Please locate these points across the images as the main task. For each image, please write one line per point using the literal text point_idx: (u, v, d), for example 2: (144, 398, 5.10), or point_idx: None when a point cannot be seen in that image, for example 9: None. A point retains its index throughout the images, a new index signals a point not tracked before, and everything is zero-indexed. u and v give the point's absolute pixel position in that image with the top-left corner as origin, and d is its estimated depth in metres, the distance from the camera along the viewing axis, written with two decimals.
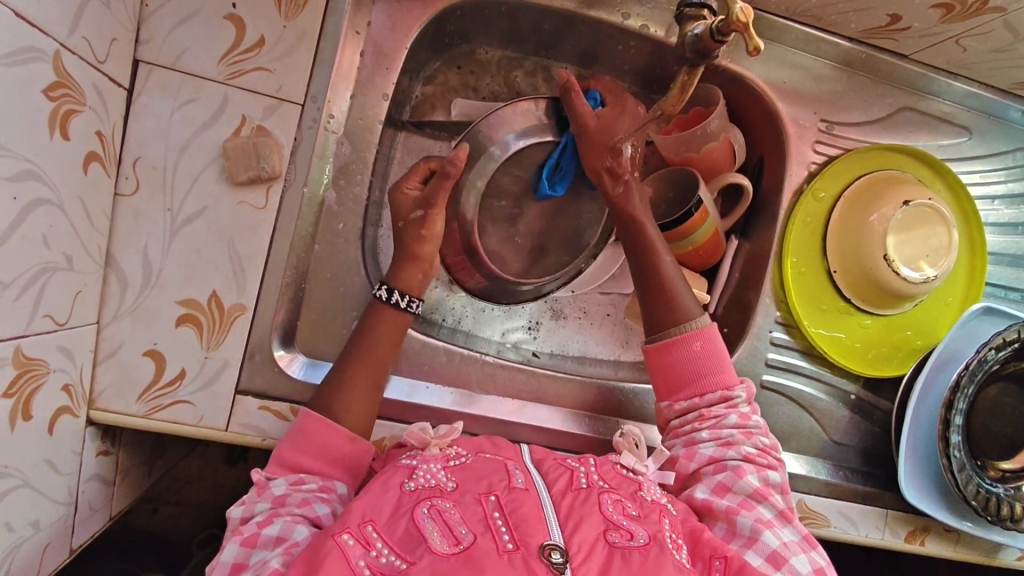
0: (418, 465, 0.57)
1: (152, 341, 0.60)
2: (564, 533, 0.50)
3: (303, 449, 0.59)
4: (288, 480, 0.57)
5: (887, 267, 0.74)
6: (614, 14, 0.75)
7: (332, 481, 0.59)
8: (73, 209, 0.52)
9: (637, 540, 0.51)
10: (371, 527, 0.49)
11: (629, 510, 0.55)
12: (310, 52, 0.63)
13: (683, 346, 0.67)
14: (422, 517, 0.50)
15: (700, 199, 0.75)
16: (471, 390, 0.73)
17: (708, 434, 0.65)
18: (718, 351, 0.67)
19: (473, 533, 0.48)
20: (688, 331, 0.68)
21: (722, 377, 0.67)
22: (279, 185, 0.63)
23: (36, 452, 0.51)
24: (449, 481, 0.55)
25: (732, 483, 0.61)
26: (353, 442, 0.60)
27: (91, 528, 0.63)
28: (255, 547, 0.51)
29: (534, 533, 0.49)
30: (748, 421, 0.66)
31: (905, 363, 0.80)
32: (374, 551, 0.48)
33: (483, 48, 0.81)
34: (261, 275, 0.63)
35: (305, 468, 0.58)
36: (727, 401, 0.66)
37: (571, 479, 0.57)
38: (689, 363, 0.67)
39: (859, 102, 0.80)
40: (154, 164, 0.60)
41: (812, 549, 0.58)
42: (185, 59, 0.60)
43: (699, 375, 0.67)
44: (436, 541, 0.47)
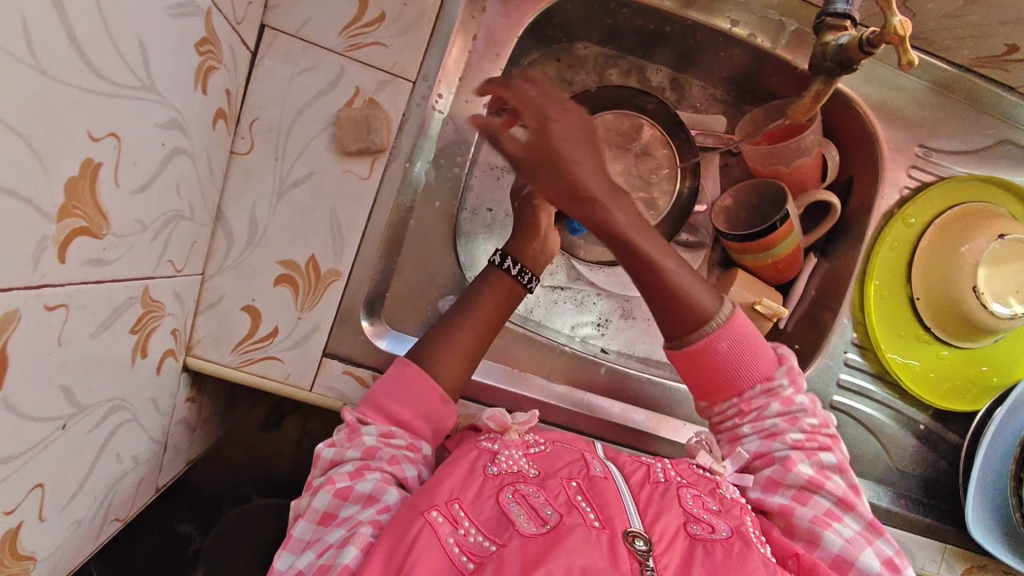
0: (501, 449, 0.58)
1: (250, 297, 0.62)
2: (643, 521, 0.51)
3: (400, 398, 0.61)
4: (378, 429, 0.59)
5: (975, 299, 0.73)
6: (724, 20, 0.74)
7: (419, 440, 0.61)
8: (201, 160, 0.54)
9: (718, 533, 0.51)
10: (458, 506, 0.51)
11: (708, 505, 0.55)
12: (427, 32, 0.64)
13: (707, 349, 0.61)
14: (507, 501, 0.51)
15: (787, 213, 0.75)
16: (536, 377, 0.74)
17: (759, 386, 0.62)
18: (747, 342, 0.61)
19: (559, 513, 0.50)
20: (713, 332, 0.60)
21: (761, 365, 0.62)
22: (384, 159, 0.64)
23: (145, 390, 0.54)
24: (531, 468, 0.56)
25: (782, 478, 0.61)
26: (445, 405, 0.62)
27: (173, 470, 0.65)
28: (346, 501, 0.55)
29: (617, 517, 0.50)
30: (792, 407, 0.63)
31: (979, 399, 0.79)
32: (462, 529, 0.49)
33: (582, 43, 0.82)
34: (358, 244, 0.64)
35: (398, 416, 0.60)
36: (768, 390, 0.63)
37: (649, 474, 0.58)
38: (721, 367, 0.61)
39: (959, 131, 0.79)
40: (271, 127, 0.62)
41: (878, 537, 0.59)
42: (309, 28, 0.62)
43: (734, 376, 0.62)
44: (523, 523, 0.49)
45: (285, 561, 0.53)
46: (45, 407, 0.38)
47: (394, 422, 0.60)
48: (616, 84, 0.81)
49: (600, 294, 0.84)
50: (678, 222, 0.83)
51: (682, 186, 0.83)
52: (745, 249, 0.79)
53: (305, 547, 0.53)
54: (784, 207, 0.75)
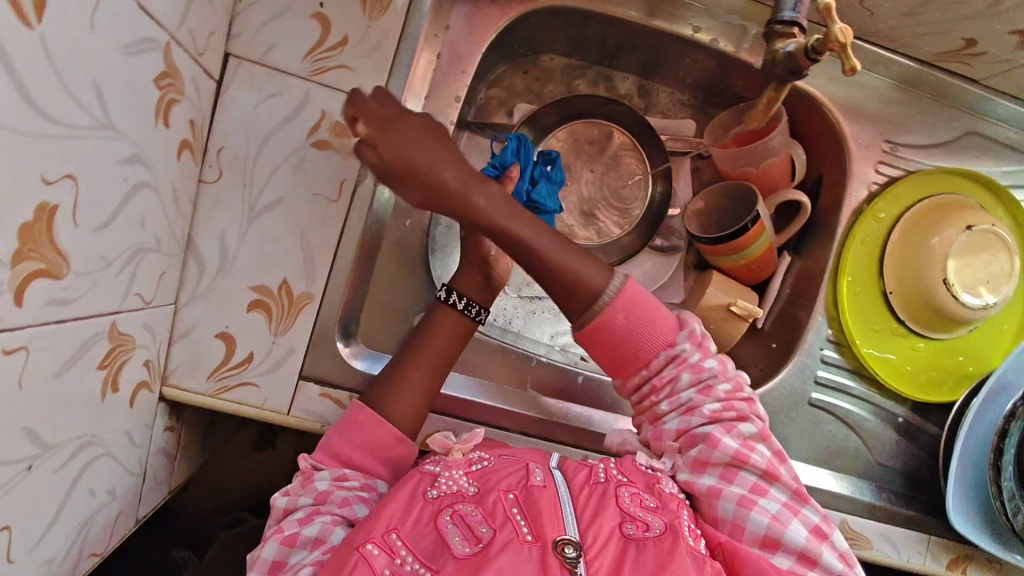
0: (442, 471, 0.58)
1: (224, 324, 0.63)
2: (579, 528, 0.51)
3: (353, 442, 0.60)
4: (330, 474, 0.58)
5: (945, 291, 0.74)
6: (685, 27, 0.75)
7: (374, 479, 0.60)
8: (166, 193, 0.54)
9: (652, 531, 0.52)
10: (395, 535, 0.51)
11: (646, 501, 0.55)
12: (392, 52, 0.64)
13: (605, 320, 0.59)
14: (444, 523, 0.51)
15: (758, 214, 0.75)
16: (521, 391, 0.76)
17: (688, 376, 0.60)
18: (643, 310, 0.60)
19: (492, 530, 0.50)
20: (608, 306, 0.59)
21: (659, 332, 0.61)
22: (353, 181, 0.65)
23: (118, 424, 0.54)
24: (471, 486, 0.56)
25: (708, 457, 0.58)
26: (401, 444, 0.61)
27: (154, 500, 0.65)
28: (294, 547, 0.53)
29: (549, 526, 0.50)
30: (703, 373, 0.61)
31: (957, 388, 0.80)
32: (398, 559, 0.49)
33: (549, 55, 0.83)
34: (330, 267, 0.65)
35: (351, 459, 0.60)
36: (673, 359, 0.61)
37: (590, 475, 0.58)
38: (619, 341, 0.60)
39: (925, 125, 0.79)
40: (237, 154, 0.62)
41: (803, 505, 0.58)
42: (273, 54, 0.62)
43: (640, 349, 0.60)
44: (457, 546, 0.49)
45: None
46: (7, 450, 0.38)
47: (349, 465, 0.60)
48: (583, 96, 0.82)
49: None
50: (649, 231, 0.84)
51: (653, 191, 0.84)
52: (718, 251, 0.79)
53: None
54: (754, 208, 0.76)
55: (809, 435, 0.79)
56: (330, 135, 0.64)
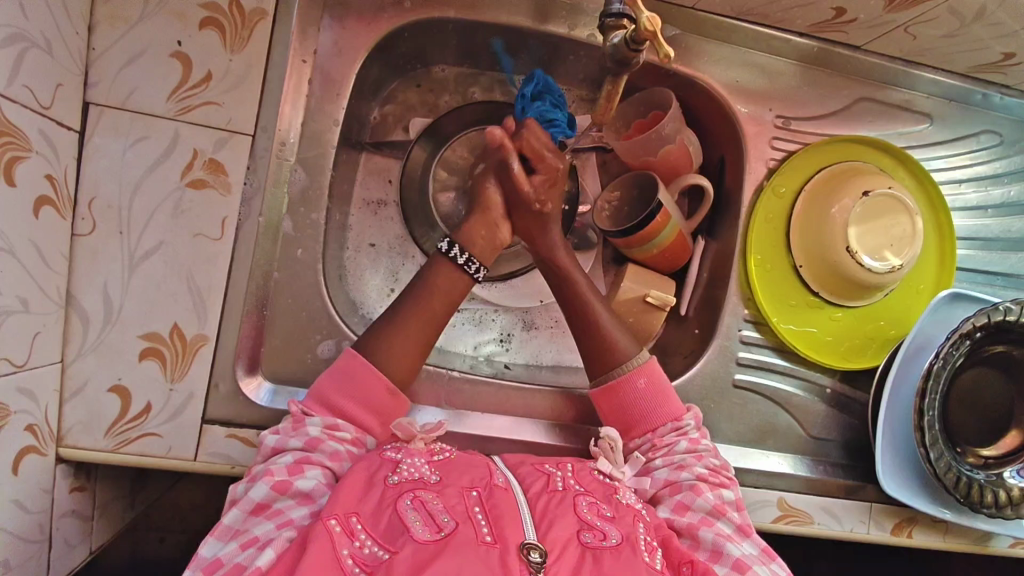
0: (404, 458, 0.57)
1: (116, 377, 0.61)
2: (538, 532, 0.50)
3: (345, 390, 0.62)
4: (323, 420, 0.60)
5: (850, 258, 0.74)
6: (561, 26, 0.75)
7: (365, 435, 0.61)
8: (25, 252, 0.53)
9: (609, 540, 0.50)
10: (356, 519, 0.50)
11: (603, 511, 0.55)
12: (258, 83, 0.64)
13: (627, 385, 0.68)
14: (404, 508, 0.50)
15: (661, 201, 0.75)
16: (463, 409, 0.73)
17: (686, 442, 0.66)
18: (663, 386, 0.68)
19: (455, 521, 0.49)
20: (631, 370, 0.68)
21: (667, 409, 0.68)
22: (234, 217, 0.64)
23: (0, 493, 0.53)
24: (433, 475, 0.55)
25: (690, 501, 0.61)
26: (393, 397, 0.63)
27: (69, 563, 0.64)
28: (283, 494, 0.54)
29: (510, 530, 0.49)
30: (699, 445, 0.66)
31: (880, 353, 0.80)
32: (358, 541, 0.48)
33: (440, 65, 0.82)
34: (222, 306, 0.63)
35: (343, 410, 0.61)
36: (677, 429, 0.67)
37: (548, 482, 0.56)
38: (635, 402, 0.68)
39: (814, 97, 0.80)
40: (109, 203, 0.61)
41: (771, 560, 0.58)
42: (135, 98, 0.61)
43: (647, 413, 0.67)
44: (418, 529, 0.48)
45: (210, 549, 0.51)
46: None
47: (340, 414, 0.61)
48: (475, 102, 0.84)
49: (498, 310, 0.84)
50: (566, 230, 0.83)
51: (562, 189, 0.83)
52: (629, 243, 0.79)
53: (233, 536, 0.52)
54: (657, 196, 0.76)
55: (741, 419, 0.77)
56: (205, 173, 0.62)
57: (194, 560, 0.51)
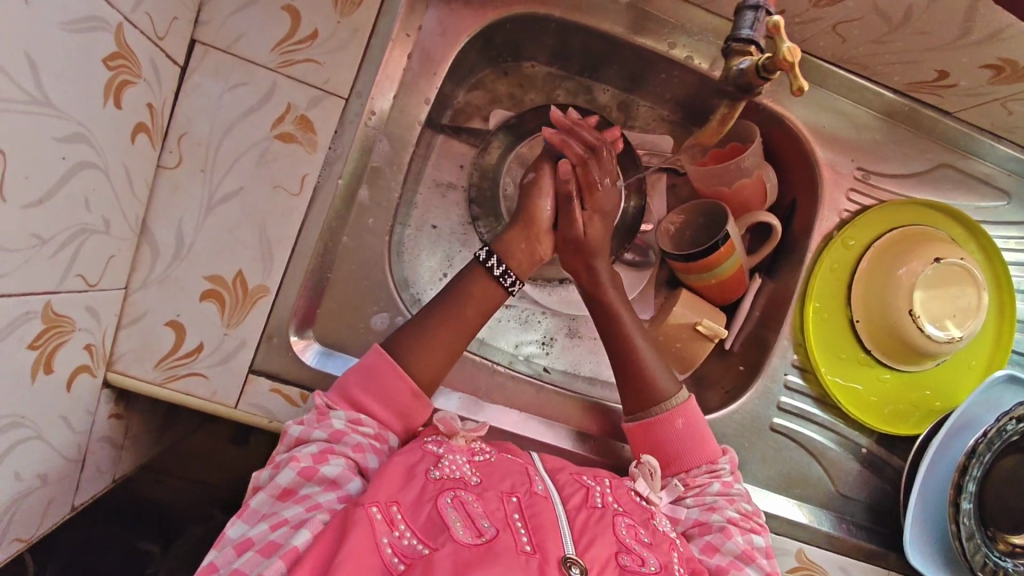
0: (445, 454, 0.57)
1: (175, 312, 0.62)
2: (578, 547, 0.50)
3: (368, 388, 0.61)
4: (348, 416, 0.59)
5: (911, 323, 0.73)
6: (661, 42, 0.75)
7: (386, 432, 0.61)
8: (116, 173, 0.53)
9: (647, 566, 0.51)
10: (396, 508, 0.50)
11: (641, 536, 0.55)
12: (360, 49, 0.64)
13: (664, 424, 0.67)
14: (445, 506, 0.51)
15: (728, 233, 0.75)
16: (479, 397, 0.73)
17: (718, 487, 0.65)
18: (701, 428, 0.67)
19: (495, 528, 0.49)
20: (670, 409, 0.67)
21: (704, 452, 0.66)
22: (315, 176, 0.64)
23: (53, 407, 0.53)
24: (473, 476, 0.55)
25: (720, 544, 0.60)
26: (416, 400, 0.62)
27: (94, 489, 0.64)
28: (309, 480, 0.54)
29: (552, 543, 0.49)
30: (731, 490, 0.65)
31: (922, 422, 0.79)
32: (397, 531, 0.48)
33: (530, 62, 0.83)
34: (288, 260, 0.64)
35: (365, 407, 0.60)
36: (710, 471, 0.66)
37: (587, 496, 0.56)
38: (671, 442, 0.66)
39: (897, 155, 0.79)
40: (199, 141, 0.61)
41: None
42: (240, 43, 0.62)
43: (681, 454, 0.66)
44: (459, 531, 0.48)
45: (236, 531, 0.52)
46: None
47: (364, 411, 0.60)
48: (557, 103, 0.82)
49: (545, 313, 0.84)
50: (624, 241, 0.82)
51: (626, 205, 0.82)
52: (690, 268, 0.79)
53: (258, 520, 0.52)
54: (724, 227, 0.76)
55: (773, 462, 0.76)
56: (294, 128, 0.63)
57: (218, 540, 0.51)
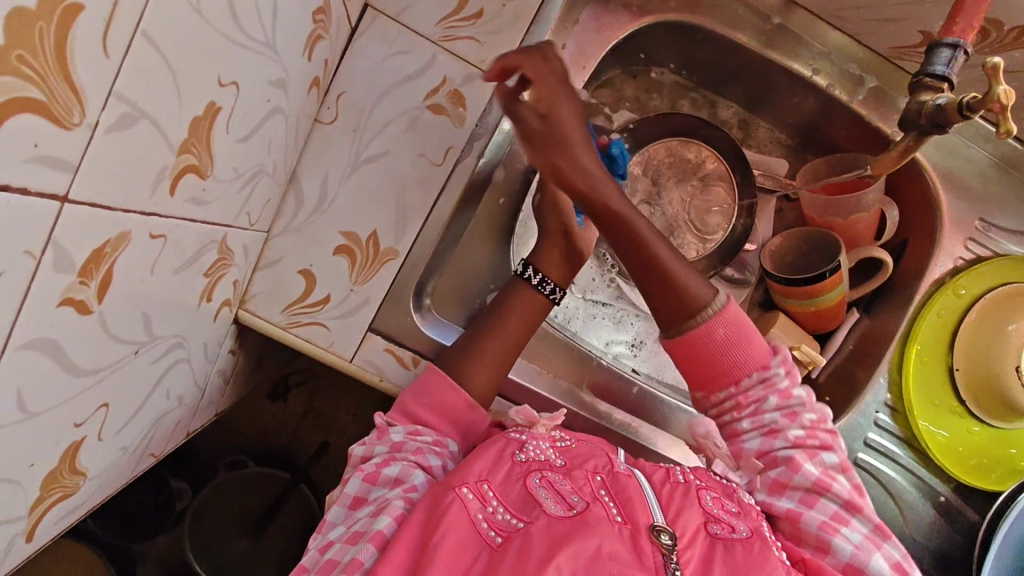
0: (528, 440, 0.58)
1: (308, 262, 0.64)
2: (666, 517, 0.51)
3: (424, 401, 0.62)
4: (405, 429, 0.61)
5: (1015, 378, 0.72)
6: (805, 66, 0.76)
7: (443, 437, 0.62)
8: (291, 121, 0.56)
9: (739, 532, 0.52)
10: (487, 486, 0.52)
11: (728, 506, 0.55)
12: (519, 34, 0.66)
13: (704, 334, 0.59)
14: (534, 485, 0.52)
15: (840, 263, 0.75)
16: (555, 377, 0.76)
17: (774, 401, 0.60)
18: (744, 328, 0.60)
19: (584, 501, 0.50)
20: (706, 319, 0.59)
21: (754, 354, 0.60)
22: (458, 151, 0.66)
23: (201, 334, 0.55)
24: (557, 459, 0.57)
25: (788, 480, 0.59)
26: (472, 409, 0.63)
27: (203, 418, 0.67)
28: (375, 484, 0.57)
29: (639, 512, 0.50)
30: (791, 401, 0.61)
31: (1004, 480, 0.77)
32: (490, 508, 0.50)
33: (660, 69, 0.84)
34: (421, 228, 0.66)
35: (422, 418, 0.62)
36: (763, 380, 0.61)
37: (669, 474, 0.58)
38: (712, 353, 0.59)
39: (1021, 211, 0.79)
40: (356, 101, 0.63)
41: (885, 540, 0.57)
42: (409, 13, 0.64)
43: (727, 367, 0.60)
44: (550, 505, 0.50)
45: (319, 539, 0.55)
46: (128, 332, 0.39)
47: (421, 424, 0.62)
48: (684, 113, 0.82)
49: (639, 317, 0.84)
50: (725, 258, 0.83)
51: (735, 223, 0.83)
52: (792, 292, 0.79)
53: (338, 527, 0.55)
54: (837, 258, 0.76)
55: None
56: (446, 101, 0.65)
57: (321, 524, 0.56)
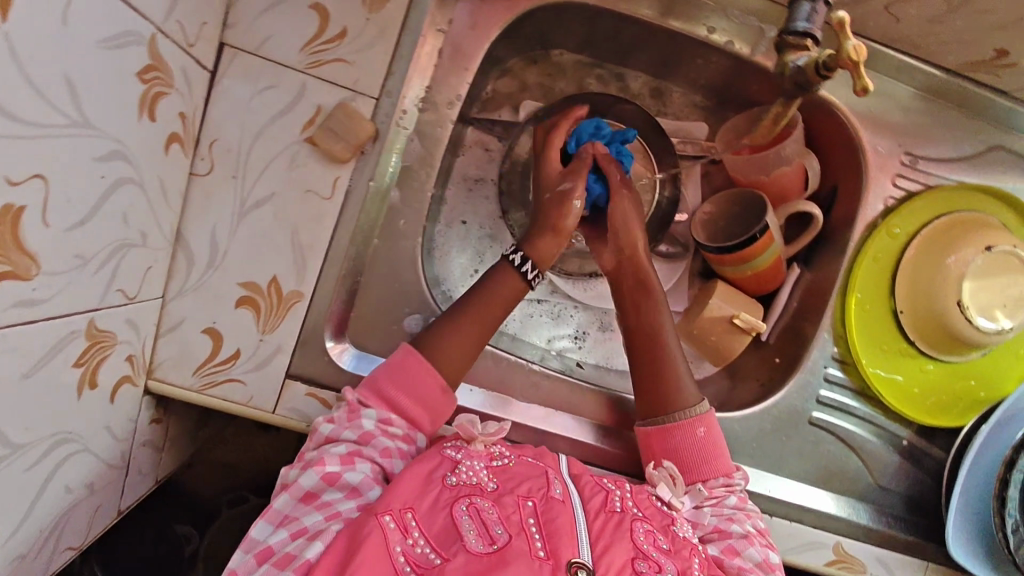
0: (463, 459, 0.57)
1: (211, 320, 0.62)
2: (593, 552, 0.51)
3: (401, 384, 0.60)
4: (380, 416, 0.59)
5: (961, 314, 0.71)
6: (699, 28, 0.72)
7: (415, 430, 0.61)
8: (152, 187, 0.53)
9: (665, 572, 0.51)
10: (411, 514, 0.51)
11: (660, 542, 0.55)
12: (389, 48, 0.62)
13: (685, 430, 0.65)
14: (459, 514, 0.51)
15: (767, 223, 0.73)
16: (509, 395, 0.72)
17: (733, 501, 0.64)
18: (718, 440, 0.66)
19: (508, 534, 0.50)
20: (688, 417, 0.66)
21: (718, 464, 0.65)
22: (346, 179, 0.63)
23: (98, 419, 0.53)
24: (490, 481, 0.55)
25: (741, 548, 0.60)
26: (445, 395, 0.62)
27: (138, 491, 0.66)
28: (332, 485, 0.55)
29: (564, 547, 0.50)
30: (745, 505, 0.64)
31: (966, 415, 0.77)
32: (410, 539, 0.50)
33: (559, 49, 0.80)
34: (322, 265, 0.63)
35: (394, 403, 0.60)
36: (727, 486, 0.65)
37: (607, 500, 0.57)
38: (688, 447, 0.65)
39: (948, 138, 0.76)
40: (229, 147, 0.60)
41: None
42: (268, 45, 0.60)
43: (694, 462, 0.65)
44: (472, 540, 0.49)
45: (260, 530, 0.53)
46: None
47: (402, 411, 0.60)
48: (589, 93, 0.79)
49: (577, 307, 0.83)
50: (657, 233, 0.81)
51: (660, 196, 0.81)
52: (724, 261, 0.77)
53: (283, 522, 0.53)
54: (764, 217, 0.73)
55: (811, 456, 0.76)
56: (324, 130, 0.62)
57: (244, 541, 0.52)
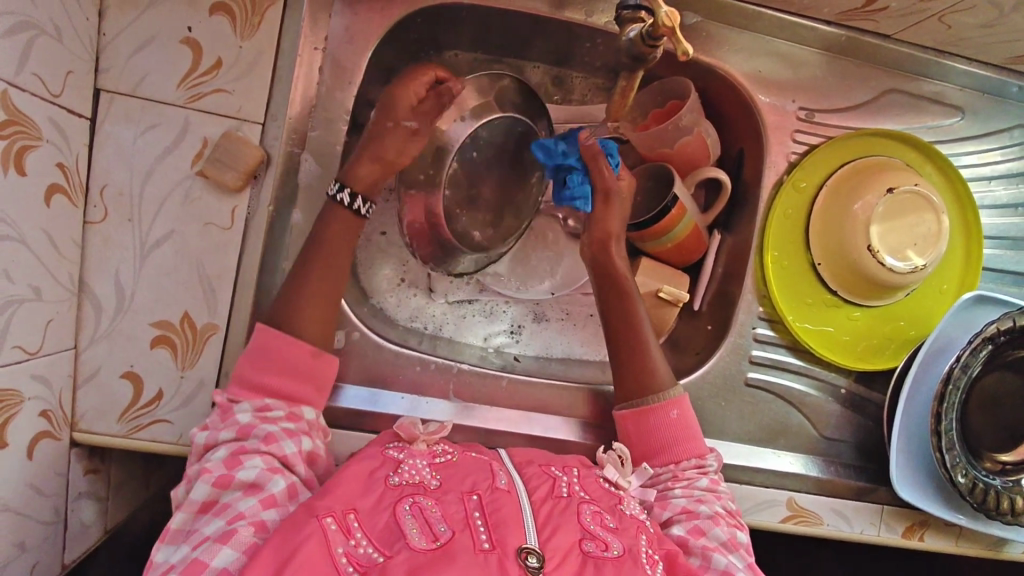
0: (405, 459, 0.57)
1: (128, 363, 0.62)
2: (540, 537, 0.50)
3: (267, 369, 0.59)
4: (253, 406, 0.57)
5: (871, 258, 0.72)
6: (579, 12, 0.73)
7: (298, 407, 0.59)
8: (37, 241, 0.54)
9: (611, 551, 0.51)
10: (353, 516, 0.50)
11: (606, 522, 0.54)
12: (267, 73, 0.63)
13: (660, 412, 0.66)
14: (402, 513, 0.50)
15: (677, 194, 0.74)
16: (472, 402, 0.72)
17: (704, 483, 0.64)
18: (693, 420, 0.67)
19: (452, 530, 0.49)
20: (665, 399, 0.67)
21: (694, 444, 0.66)
22: (244, 207, 0.63)
23: (16, 477, 0.54)
24: (433, 479, 0.55)
25: (706, 528, 0.60)
26: (320, 358, 0.61)
27: (83, 543, 0.66)
28: (227, 488, 0.52)
29: (511, 535, 0.49)
30: (717, 487, 0.65)
31: (898, 354, 0.78)
32: (353, 540, 0.48)
33: (452, 51, 0.80)
34: (232, 294, 0.63)
35: (268, 386, 0.59)
36: (698, 466, 0.65)
37: (552, 487, 0.56)
38: (661, 430, 0.66)
39: (840, 87, 0.77)
40: (121, 190, 0.61)
41: None
42: (145, 85, 0.61)
43: (669, 444, 0.66)
44: (415, 537, 0.48)
45: (163, 555, 0.50)
46: None
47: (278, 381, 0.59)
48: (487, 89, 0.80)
49: (509, 302, 0.84)
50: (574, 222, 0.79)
51: None
52: (643, 236, 0.78)
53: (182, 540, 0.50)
54: (673, 189, 0.74)
55: (752, 418, 0.76)
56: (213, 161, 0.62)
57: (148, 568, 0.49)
